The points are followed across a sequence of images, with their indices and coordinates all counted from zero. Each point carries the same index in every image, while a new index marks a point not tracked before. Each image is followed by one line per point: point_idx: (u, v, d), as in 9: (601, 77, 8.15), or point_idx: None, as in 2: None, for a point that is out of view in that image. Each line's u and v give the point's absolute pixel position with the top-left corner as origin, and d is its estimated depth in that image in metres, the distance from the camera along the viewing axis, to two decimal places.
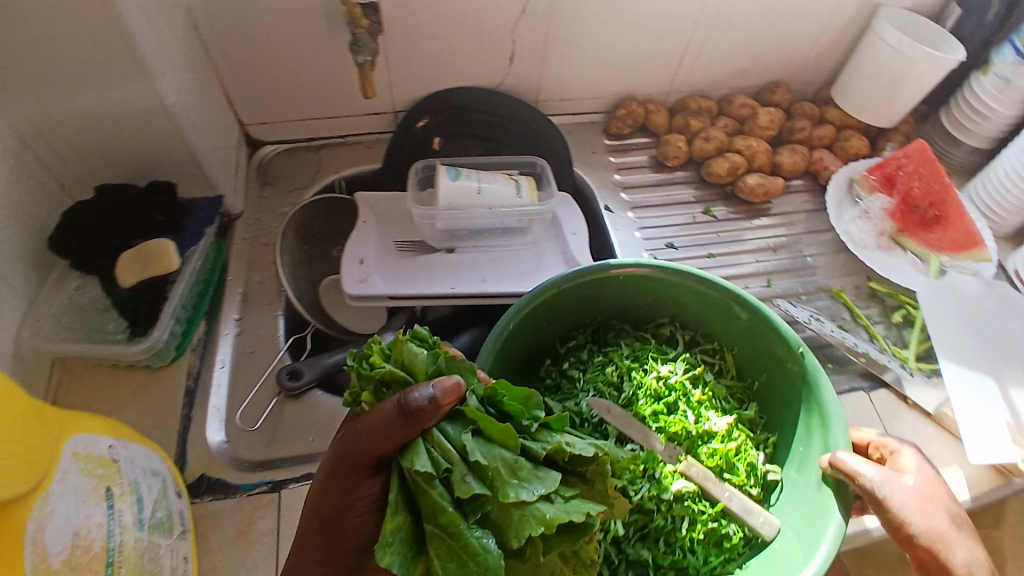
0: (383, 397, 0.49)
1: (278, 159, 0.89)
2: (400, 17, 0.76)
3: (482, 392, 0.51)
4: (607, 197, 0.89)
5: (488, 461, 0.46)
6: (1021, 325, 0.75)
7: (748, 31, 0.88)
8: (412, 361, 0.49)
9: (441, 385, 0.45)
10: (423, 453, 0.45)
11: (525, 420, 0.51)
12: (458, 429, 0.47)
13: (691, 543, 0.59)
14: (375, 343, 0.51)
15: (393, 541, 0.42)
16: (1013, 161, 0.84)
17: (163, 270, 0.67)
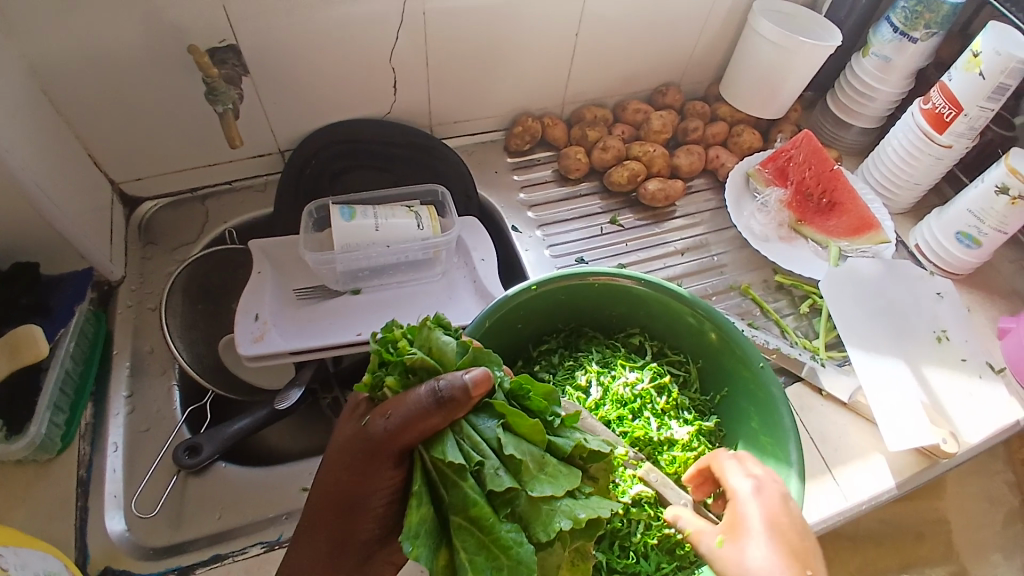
0: (408, 383, 0.50)
1: (162, 214, 0.83)
2: (272, 55, 0.72)
3: (509, 386, 0.52)
4: (513, 217, 0.87)
5: (520, 456, 0.48)
6: (930, 306, 0.79)
7: (634, 36, 0.88)
8: (439, 349, 0.51)
9: (470, 375, 0.46)
10: (453, 447, 0.47)
11: (548, 416, 0.52)
12: (489, 423, 0.49)
13: (645, 548, 0.55)
14: (398, 330, 0.53)
15: (419, 534, 0.44)
16: (899, 138, 0.86)
17: (33, 358, 0.60)
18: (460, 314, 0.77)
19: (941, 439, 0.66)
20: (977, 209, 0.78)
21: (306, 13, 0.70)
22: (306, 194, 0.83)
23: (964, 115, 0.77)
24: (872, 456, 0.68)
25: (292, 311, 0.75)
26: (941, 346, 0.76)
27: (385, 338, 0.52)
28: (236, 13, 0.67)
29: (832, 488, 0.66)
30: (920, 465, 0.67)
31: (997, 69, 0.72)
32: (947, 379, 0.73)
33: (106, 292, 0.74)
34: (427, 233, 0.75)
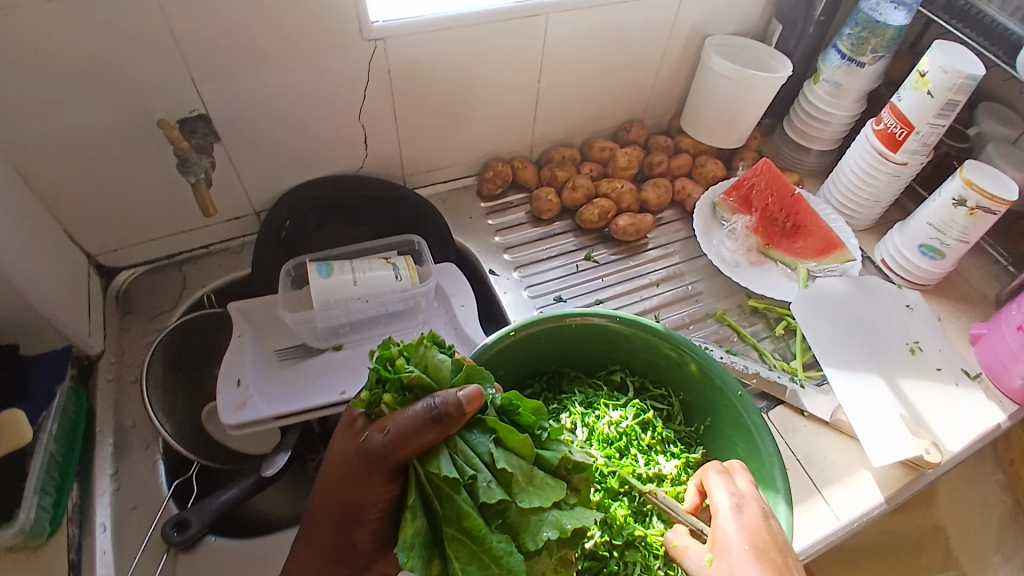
0: (405, 400, 0.51)
1: (140, 281, 0.84)
2: (243, 120, 0.74)
3: (499, 402, 0.53)
4: (490, 260, 0.88)
5: (510, 469, 0.49)
6: (896, 315, 0.82)
7: (594, 77, 0.91)
8: (435, 368, 0.52)
9: (465, 392, 0.48)
10: (448, 461, 0.48)
11: (537, 431, 0.53)
12: (481, 439, 0.50)
13: None
14: (394, 348, 0.54)
15: (415, 545, 0.46)
16: (857, 159, 0.89)
17: (17, 444, 0.58)
18: None
19: (923, 451, 0.67)
20: (937, 222, 0.81)
21: (273, 80, 0.72)
22: (284, 253, 0.84)
23: (915, 134, 0.80)
24: (858, 474, 0.69)
25: (274, 373, 0.75)
26: (915, 356, 0.78)
27: (381, 356, 0.54)
28: (203, 84, 0.69)
29: (823, 509, 0.66)
30: (905, 478, 0.68)
31: (945, 86, 0.75)
32: (924, 390, 0.74)
33: (85, 366, 0.73)
34: (406, 284, 0.76)
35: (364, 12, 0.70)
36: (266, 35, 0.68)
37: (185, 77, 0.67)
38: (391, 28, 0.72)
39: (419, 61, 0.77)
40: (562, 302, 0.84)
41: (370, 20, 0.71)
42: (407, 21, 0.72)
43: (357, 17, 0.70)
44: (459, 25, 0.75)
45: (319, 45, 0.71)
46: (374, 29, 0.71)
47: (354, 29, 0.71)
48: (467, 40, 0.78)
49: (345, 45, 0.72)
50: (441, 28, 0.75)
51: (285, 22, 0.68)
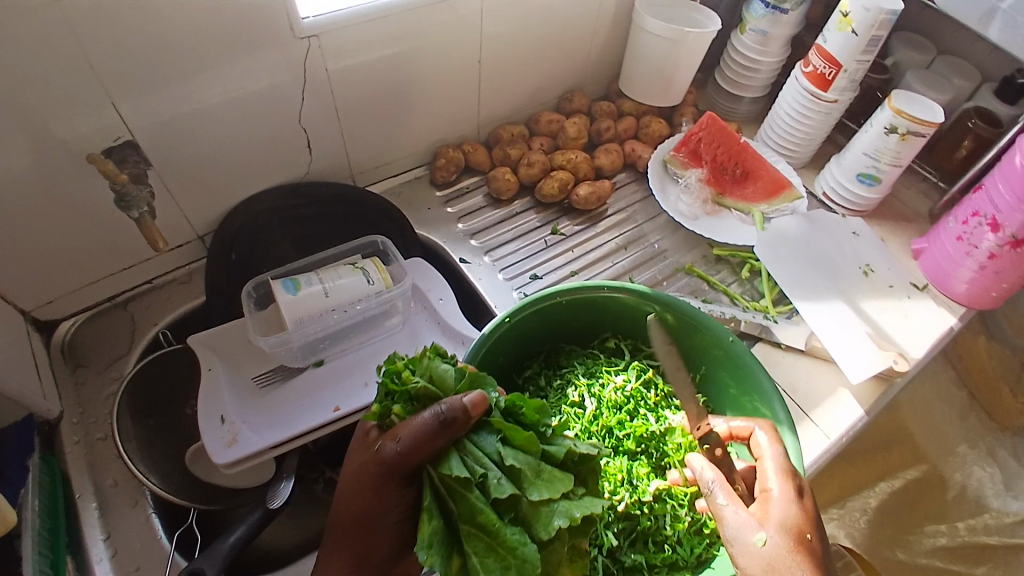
0: (414, 410, 0.51)
1: (82, 331, 0.77)
2: (178, 141, 0.69)
3: (504, 403, 0.52)
4: (458, 249, 0.87)
5: (519, 464, 0.48)
6: (841, 245, 0.88)
7: (533, 50, 0.91)
8: (440, 377, 0.51)
9: (470, 398, 0.48)
10: (458, 463, 0.48)
11: (541, 429, 0.52)
12: (490, 441, 0.49)
13: (677, 537, 0.57)
14: (399, 361, 0.53)
15: (432, 544, 0.45)
16: (789, 102, 0.94)
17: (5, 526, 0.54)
18: None
19: (891, 363, 0.73)
20: (872, 151, 0.87)
21: (204, 92, 0.67)
22: (243, 274, 0.79)
23: (844, 71, 0.85)
24: (839, 394, 0.74)
25: (257, 402, 0.71)
26: (869, 278, 0.84)
27: (388, 369, 0.53)
28: (127, 106, 0.63)
29: (815, 431, 0.70)
30: (879, 389, 0.74)
31: (869, 24, 0.80)
32: (882, 306, 0.81)
33: (47, 429, 0.68)
34: (380, 287, 0.73)
35: (293, 8, 0.66)
36: (190, 44, 0.63)
37: (106, 102, 0.61)
38: (324, 22, 0.68)
39: (357, 54, 0.74)
40: (539, 279, 0.85)
41: (300, 16, 0.67)
42: (339, 14, 0.69)
43: (287, 14, 0.66)
44: (393, 12, 0.72)
45: (249, 49, 0.66)
46: (306, 26, 0.67)
47: (285, 28, 0.67)
48: (403, 26, 0.75)
49: (277, 46, 0.68)
50: (376, 16, 0.71)
51: (209, 27, 0.62)
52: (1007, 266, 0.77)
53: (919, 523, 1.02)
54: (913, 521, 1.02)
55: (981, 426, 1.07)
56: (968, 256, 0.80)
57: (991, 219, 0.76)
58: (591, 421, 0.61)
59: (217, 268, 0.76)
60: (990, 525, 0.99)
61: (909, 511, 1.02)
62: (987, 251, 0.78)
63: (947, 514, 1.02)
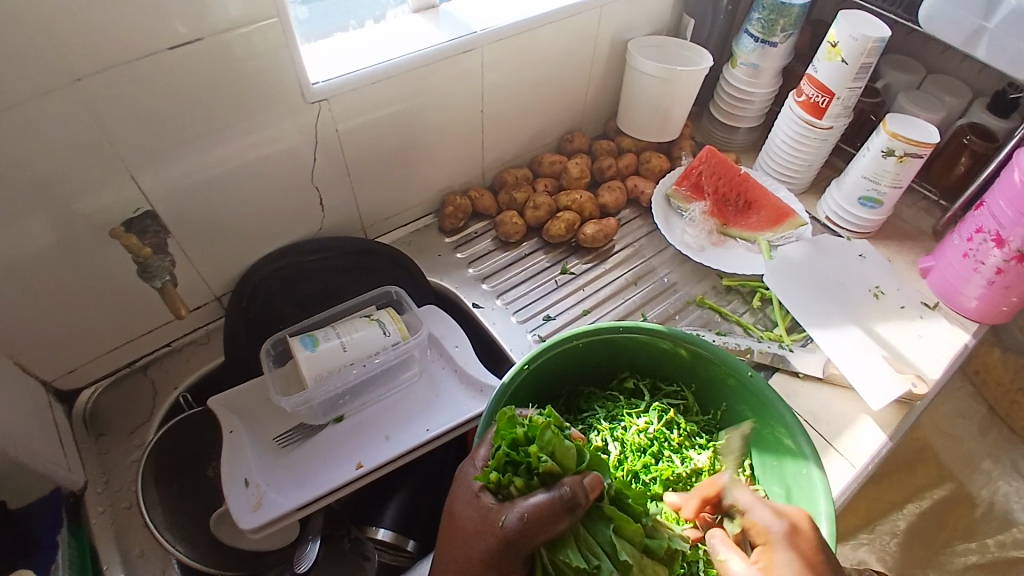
0: (532, 485, 0.51)
1: (102, 401, 0.77)
2: (194, 208, 0.70)
3: (612, 491, 0.55)
4: (470, 294, 0.88)
5: (626, 558, 0.51)
6: (868, 276, 0.88)
7: (532, 95, 0.93)
8: (565, 455, 0.52)
9: (588, 479, 0.50)
10: (577, 553, 0.49)
11: (644, 518, 0.55)
12: (603, 530, 0.52)
13: None
14: (521, 431, 0.53)
15: None
16: (785, 130, 0.95)
17: None
18: (451, 409, 0.76)
19: (911, 385, 0.73)
20: (871, 174, 0.88)
21: (219, 159, 0.69)
22: (260, 332, 0.80)
23: (837, 99, 0.87)
24: (860, 421, 0.73)
25: (281, 462, 0.71)
26: (880, 300, 0.85)
27: (511, 436, 0.53)
28: (146, 178, 0.65)
29: (840, 461, 0.70)
30: (900, 414, 0.74)
31: (857, 54, 0.82)
32: (896, 329, 0.81)
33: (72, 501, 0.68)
34: (396, 339, 0.74)
35: (304, 75, 0.68)
36: (205, 117, 0.65)
37: (125, 175, 0.63)
38: (334, 86, 0.70)
39: (365, 113, 0.76)
40: (551, 320, 0.85)
41: (310, 82, 0.69)
42: (348, 77, 0.71)
43: (297, 81, 0.68)
44: (399, 72, 0.74)
45: (261, 115, 0.68)
46: (316, 91, 0.69)
47: (295, 94, 0.69)
48: (408, 83, 0.77)
49: (286, 112, 0.70)
50: (383, 77, 0.73)
51: (223, 99, 0.65)
52: (1016, 279, 0.77)
53: (949, 542, 1.01)
54: (940, 538, 1.02)
55: (1002, 440, 1.05)
56: (976, 271, 0.80)
57: (995, 235, 0.77)
58: (617, 466, 0.62)
59: (235, 328, 0.78)
60: (1019, 539, 0.97)
61: (938, 529, 1.03)
62: (994, 266, 0.78)
63: (975, 531, 1.01)
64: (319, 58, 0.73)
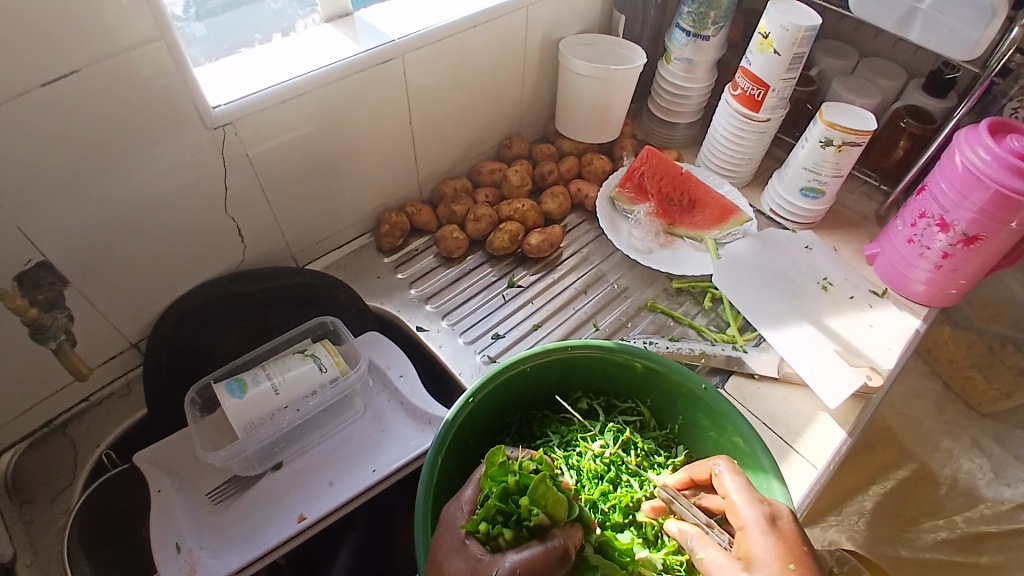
0: (522, 538, 0.47)
1: (22, 466, 0.69)
2: (97, 252, 0.64)
3: (597, 539, 0.51)
4: (413, 316, 0.84)
5: None
6: (829, 269, 0.88)
7: (465, 102, 0.89)
8: (556, 505, 0.48)
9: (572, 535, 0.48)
10: None
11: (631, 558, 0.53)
12: None
13: None
14: (513, 479, 0.49)
15: None
16: (723, 124, 0.94)
17: None
18: (400, 444, 0.72)
19: (865, 378, 0.73)
20: (811, 165, 0.87)
21: (119, 197, 0.62)
22: (186, 378, 0.74)
23: (772, 91, 0.86)
24: (818, 419, 0.73)
25: (215, 520, 0.66)
26: (829, 292, 0.85)
27: (502, 482, 0.49)
28: (34, 227, 0.58)
29: (802, 463, 0.69)
30: (856, 408, 0.73)
31: (788, 43, 0.80)
32: (847, 321, 0.81)
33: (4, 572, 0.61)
34: (334, 374, 0.69)
35: (202, 98, 0.62)
36: (95, 153, 0.58)
37: (9, 226, 0.57)
38: (237, 109, 0.64)
39: (278, 135, 0.70)
40: (501, 338, 0.82)
41: (210, 106, 0.63)
42: (253, 98, 0.65)
43: (195, 106, 0.62)
44: (311, 88, 0.69)
45: (161, 146, 0.62)
46: (218, 115, 0.63)
47: (194, 120, 0.63)
48: (324, 100, 0.72)
49: (192, 140, 0.64)
50: (293, 95, 0.68)
51: (114, 132, 0.58)
52: (961, 262, 0.78)
53: (916, 520, 1.03)
54: (906, 515, 1.04)
55: (961, 416, 1.06)
56: (922, 256, 0.81)
57: (939, 220, 0.77)
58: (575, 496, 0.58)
59: (158, 377, 0.71)
60: (986, 515, 0.99)
61: (904, 506, 1.05)
62: (939, 251, 0.79)
63: (940, 507, 1.03)
64: (222, 79, 0.67)
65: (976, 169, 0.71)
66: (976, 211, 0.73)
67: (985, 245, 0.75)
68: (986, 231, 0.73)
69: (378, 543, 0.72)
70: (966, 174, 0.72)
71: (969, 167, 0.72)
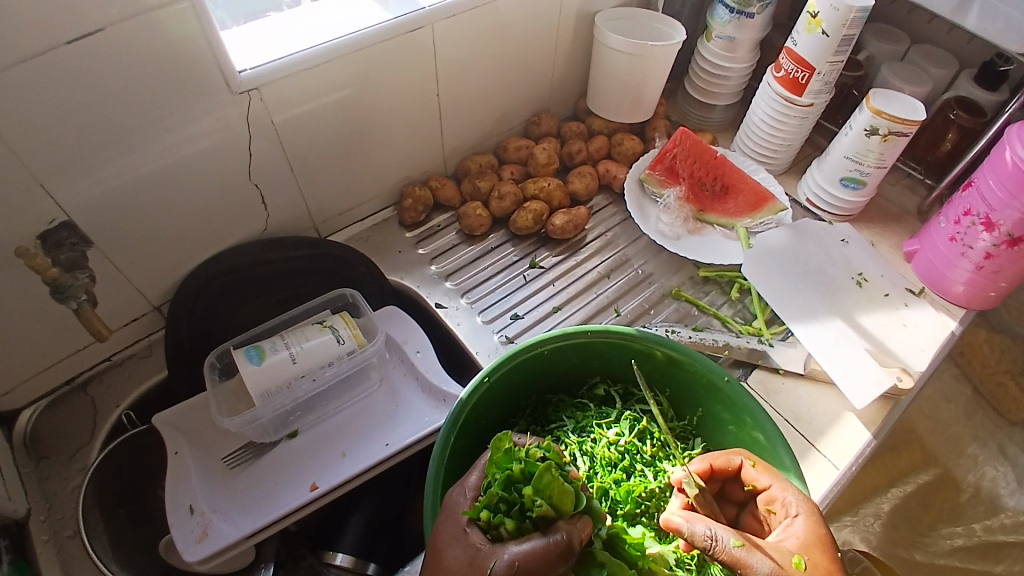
0: (525, 528, 0.46)
1: (43, 422, 0.71)
2: (120, 214, 0.64)
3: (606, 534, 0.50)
4: (432, 293, 0.83)
5: None
6: (864, 264, 0.84)
7: (494, 76, 0.87)
8: (562, 496, 0.47)
9: (580, 527, 0.46)
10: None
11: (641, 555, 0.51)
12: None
13: None
14: (518, 467, 0.49)
15: None
16: (763, 107, 0.90)
17: None
18: (414, 420, 0.72)
19: (896, 379, 0.70)
20: (854, 154, 0.83)
21: (142, 159, 0.62)
22: (205, 343, 0.75)
23: (817, 74, 0.82)
24: (844, 419, 0.70)
25: (229, 484, 0.66)
26: (863, 288, 0.82)
27: (507, 470, 0.49)
28: (57, 187, 0.58)
29: (824, 463, 0.67)
30: (884, 409, 0.71)
31: (838, 24, 0.76)
32: (880, 319, 0.78)
33: (14, 533, 0.63)
34: (351, 347, 0.69)
35: (227, 62, 0.61)
36: (119, 114, 0.58)
37: (34, 186, 0.57)
38: (263, 74, 0.63)
39: (303, 103, 0.69)
40: (520, 319, 0.80)
41: (236, 70, 0.62)
42: (278, 63, 0.64)
43: (219, 69, 0.61)
44: (339, 56, 0.68)
45: (184, 109, 0.61)
46: (243, 80, 0.62)
47: (219, 84, 0.62)
48: (350, 68, 0.70)
49: (217, 105, 0.63)
50: (320, 62, 0.67)
51: (137, 94, 0.58)
52: (1006, 263, 0.74)
53: (934, 525, 1.01)
54: (923, 521, 1.01)
55: (989, 422, 1.04)
56: (964, 255, 0.77)
57: (985, 218, 0.73)
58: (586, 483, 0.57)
59: (178, 341, 0.72)
60: (1006, 524, 0.98)
61: (922, 511, 1.02)
62: (983, 251, 0.75)
63: (960, 515, 1.00)
64: (249, 44, 0.66)
65: None
66: None
67: None
68: None
69: (387, 517, 0.72)
70: (1016, 171, 0.68)
71: (1018, 164, 0.68)
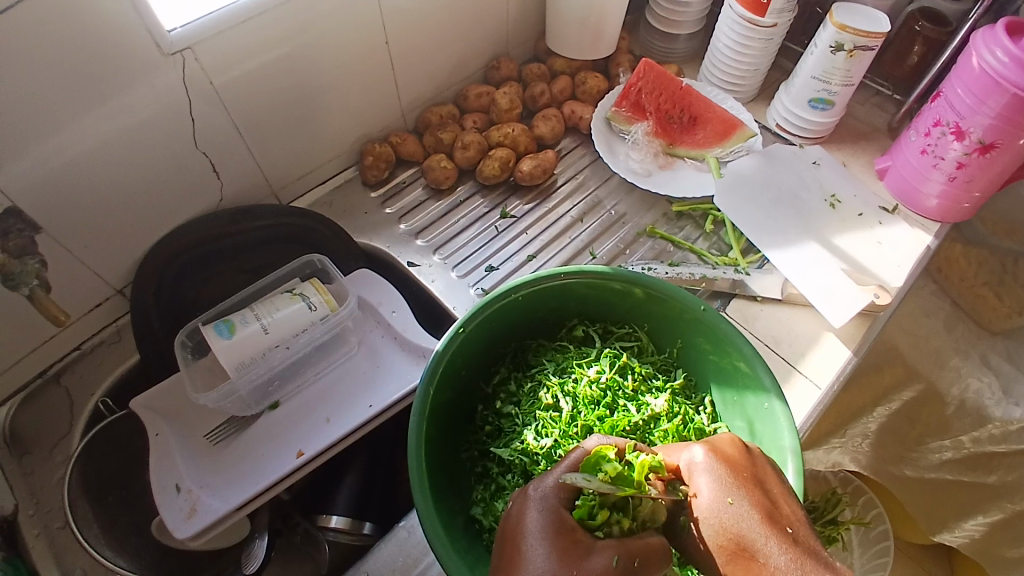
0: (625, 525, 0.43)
1: (19, 418, 0.69)
2: (64, 199, 0.61)
3: None
4: (404, 252, 0.81)
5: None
6: (841, 186, 0.84)
7: (447, 20, 0.83)
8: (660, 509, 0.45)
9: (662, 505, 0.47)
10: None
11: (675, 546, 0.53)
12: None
13: None
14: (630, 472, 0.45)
15: None
16: (726, 33, 0.87)
17: None
18: (396, 380, 0.72)
19: (872, 296, 0.70)
20: (821, 73, 0.81)
21: (81, 138, 0.58)
22: (175, 323, 0.72)
23: None
24: (823, 338, 0.71)
25: (215, 460, 0.65)
26: (836, 209, 0.81)
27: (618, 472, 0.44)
28: None
29: (805, 383, 0.68)
30: (863, 325, 0.71)
31: None
32: (855, 238, 0.78)
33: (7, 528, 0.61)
34: (324, 312, 0.67)
35: (154, 22, 0.57)
36: (49, 88, 0.54)
37: None
38: (195, 32, 0.59)
39: (244, 56, 0.65)
40: (495, 270, 0.79)
41: (166, 31, 0.58)
42: (211, 18, 0.60)
43: (148, 31, 0.57)
44: (279, 3, 0.64)
45: (122, 82, 0.58)
46: (174, 40, 0.59)
47: (149, 47, 0.58)
48: (292, 15, 0.66)
49: (151, 72, 0.59)
50: (255, 14, 0.63)
51: (66, 67, 0.54)
52: (977, 172, 0.73)
53: (920, 440, 1.01)
54: (910, 436, 1.02)
55: (970, 335, 0.97)
56: (936, 167, 0.76)
57: (954, 127, 0.72)
58: (571, 422, 0.57)
59: (147, 322, 0.70)
60: (994, 434, 0.93)
61: (909, 427, 1.02)
62: (954, 160, 0.74)
63: (947, 427, 0.98)
64: None
65: (995, 72, 0.66)
66: (994, 116, 0.68)
67: (1002, 153, 0.70)
68: (1004, 138, 0.69)
69: (380, 476, 0.73)
70: (985, 78, 0.67)
71: (986, 70, 0.66)
